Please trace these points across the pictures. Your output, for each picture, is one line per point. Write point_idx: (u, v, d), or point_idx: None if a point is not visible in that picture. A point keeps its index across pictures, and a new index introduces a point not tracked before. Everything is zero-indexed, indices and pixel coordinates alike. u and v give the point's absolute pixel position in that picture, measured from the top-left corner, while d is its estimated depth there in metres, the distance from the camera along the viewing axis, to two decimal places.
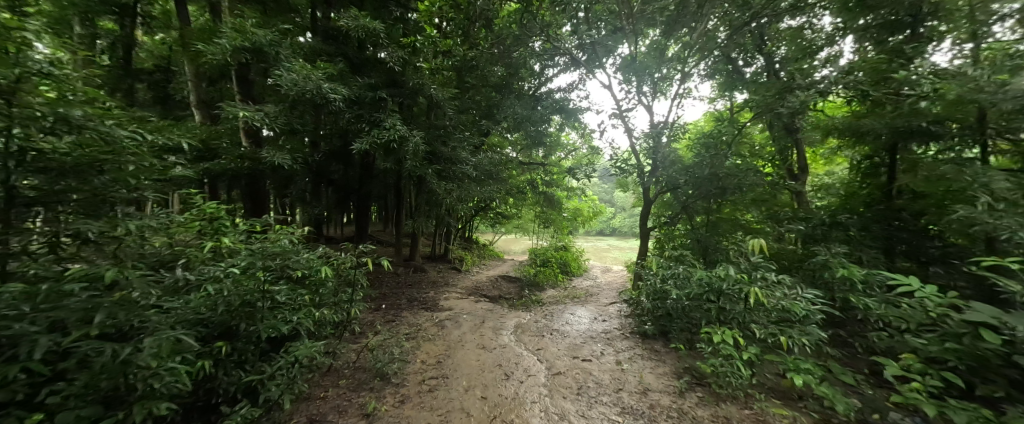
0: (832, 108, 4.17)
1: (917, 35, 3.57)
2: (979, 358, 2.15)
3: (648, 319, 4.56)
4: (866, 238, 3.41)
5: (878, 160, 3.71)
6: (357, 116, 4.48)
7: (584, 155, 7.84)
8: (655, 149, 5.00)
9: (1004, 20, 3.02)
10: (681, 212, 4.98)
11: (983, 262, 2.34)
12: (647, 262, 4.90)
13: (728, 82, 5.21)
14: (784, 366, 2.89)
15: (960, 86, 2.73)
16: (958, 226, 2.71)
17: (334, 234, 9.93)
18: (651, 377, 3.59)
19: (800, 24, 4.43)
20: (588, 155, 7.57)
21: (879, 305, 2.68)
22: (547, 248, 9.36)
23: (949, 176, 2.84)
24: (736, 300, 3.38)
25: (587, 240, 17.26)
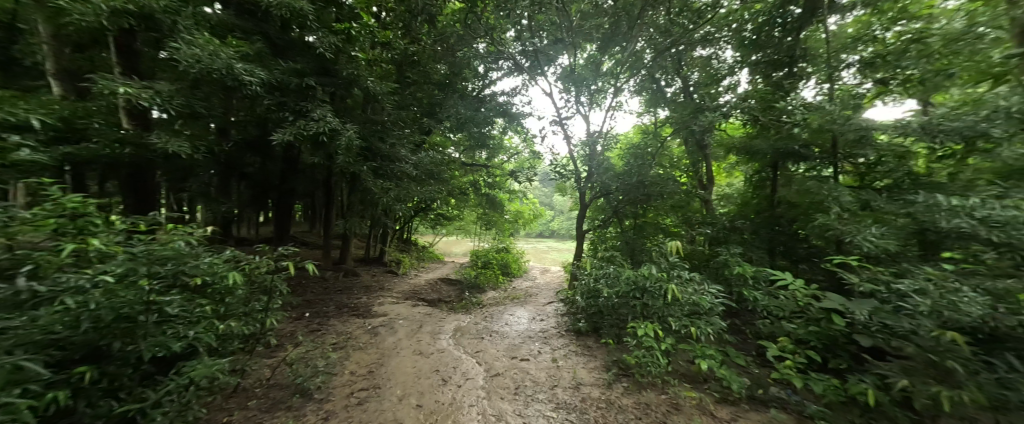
0: (732, 129, 4.84)
1: (792, 73, 4.33)
2: (832, 337, 2.69)
3: (582, 317, 4.89)
4: (756, 240, 4.07)
5: (764, 174, 4.37)
6: (280, 103, 4.02)
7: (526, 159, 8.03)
8: (591, 157, 5.33)
9: (849, 67, 3.80)
10: (612, 216, 5.30)
11: (838, 260, 2.91)
12: (582, 263, 5.18)
13: (653, 99, 5.65)
14: (694, 353, 3.29)
15: (821, 117, 3.39)
16: (820, 231, 3.35)
17: (248, 235, 8.77)
18: (583, 371, 3.81)
19: (708, 54, 5.07)
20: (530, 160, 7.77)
21: (764, 297, 3.18)
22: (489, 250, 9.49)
23: (812, 190, 3.49)
24: (657, 296, 3.72)
25: (527, 243, 17.70)
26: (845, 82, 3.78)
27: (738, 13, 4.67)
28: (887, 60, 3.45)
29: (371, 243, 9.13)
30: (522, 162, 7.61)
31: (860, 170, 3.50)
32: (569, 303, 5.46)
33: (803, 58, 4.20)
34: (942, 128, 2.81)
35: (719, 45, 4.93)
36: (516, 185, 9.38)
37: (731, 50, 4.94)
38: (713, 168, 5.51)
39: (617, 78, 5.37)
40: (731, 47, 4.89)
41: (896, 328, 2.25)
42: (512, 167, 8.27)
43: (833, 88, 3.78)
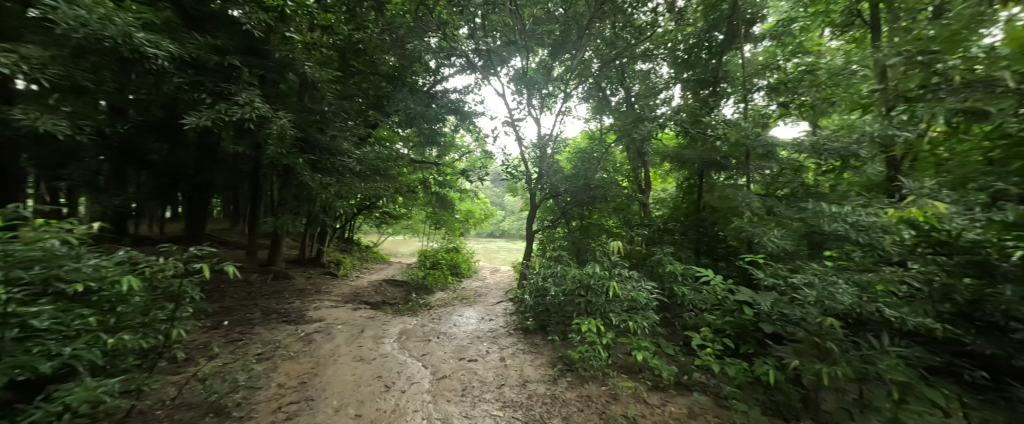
0: (667, 139, 5.29)
1: (716, 92, 4.85)
2: (742, 325, 3.07)
3: (530, 315, 5.01)
4: (684, 240, 4.50)
5: (692, 181, 4.86)
6: (195, 82, 3.51)
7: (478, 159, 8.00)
8: (541, 159, 5.48)
9: (760, 91, 4.35)
10: (560, 217, 5.50)
11: (751, 258, 3.31)
12: (531, 262, 5.29)
13: (599, 106, 5.93)
14: (631, 346, 3.53)
15: (738, 133, 3.86)
16: (735, 233, 3.80)
17: (149, 233, 7.46)
18: (530, 368, 3.89)
19: (648, 68, 5.50)
20: (482, 160, 7.76)
21: (690, 292, 3.52)
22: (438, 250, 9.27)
23: (729, 197, 3.96)
24: (600, 293, 3.92)
25: (477, 243, 17.62)
26: (756, 103, 4.32)
27: (673, 34, 5.15)
28: (787, 87, 4.02)
29: (307, 243, 8.41)
30: (474, 161, 7.55)
31: (767, 180, 3.97)
32: (517, 301, 5.55)
33: (724, 79, 4.73)
34: (827, 147, 3.32)
35: (657, 61, 5.38)
36: (467, 184, 9.27)
37: (666, 66, 5.40)
38: (650, 174, 5.95)
39: (567, 84, 5.58)
40: (666, 64, 5.33)
41: (791, 316, 2.63)
42: (464, 166, 8.17)
43: (747, 108, 4.30)
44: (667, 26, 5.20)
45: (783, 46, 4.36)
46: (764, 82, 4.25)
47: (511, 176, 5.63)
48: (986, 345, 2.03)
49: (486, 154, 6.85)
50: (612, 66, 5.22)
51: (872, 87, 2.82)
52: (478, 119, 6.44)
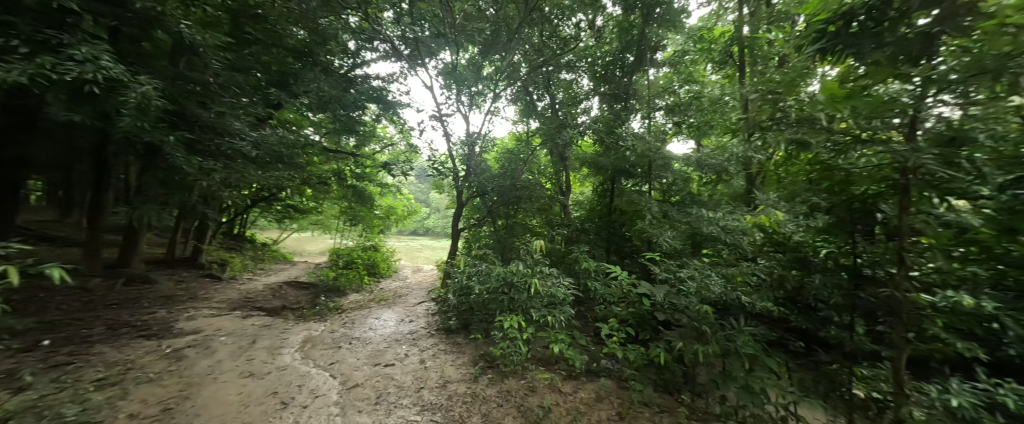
0: (585, 146, 5.66)
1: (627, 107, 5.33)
2: (641, 314, 3.48)
3: (452, 314, 4.97)
4: (598, 240, 4.92)
5: (605, 186, 5.29)
6: (2, 22, 2.55)
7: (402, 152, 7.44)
8: (469, 157, 5.45)
9: (661, 110, 4.94)
10: (486, 215, 5.56)
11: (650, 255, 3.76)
12: (455, 261, 5.22)
13: (527, 109, 6.12)
14: (549, 339, 3.71)
15: (644, 146, 4.38)
16: (639, 234, 4.29)
17: None
18: (451, 368, 3.84)
19: (570, 78, 5.85)
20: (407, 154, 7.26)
21: (601, 287, 3.88)
22: (353, 249, 8.51)
23: (635, 202, 4.47)
24: (522, 290, 4.04)
25: (399, 241, 16.71)
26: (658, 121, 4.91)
27: (592, 50, 5.59)
28: (680, 109, 4.70)
29: (176, 240, 7.00)
30: (397, 154, 7.13)
31: (664, 188, 4.61)
32: (440, 301, 5.44)
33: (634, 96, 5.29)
34: (708, 163, 4.04)
35: (578, 73, 5.78)
36: (388, 179, 8.72)
37: (587, 79, 5.79)
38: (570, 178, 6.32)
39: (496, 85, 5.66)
40: (587, 77, 5.75)
41: (678, 306, 3.07)
42: (386, 158, 7.65)
43: (650, 124, 4.86)
44: (588, 42, 5.61)
45: (676, 74, 5.17)
46: (664, 102, 4.86)
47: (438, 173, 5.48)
48: (802, 321, 2.66)
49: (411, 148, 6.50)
50: (539, 72, 5.50)
51: (739, 116, 3.44)
52: (403, 111, 6.09)
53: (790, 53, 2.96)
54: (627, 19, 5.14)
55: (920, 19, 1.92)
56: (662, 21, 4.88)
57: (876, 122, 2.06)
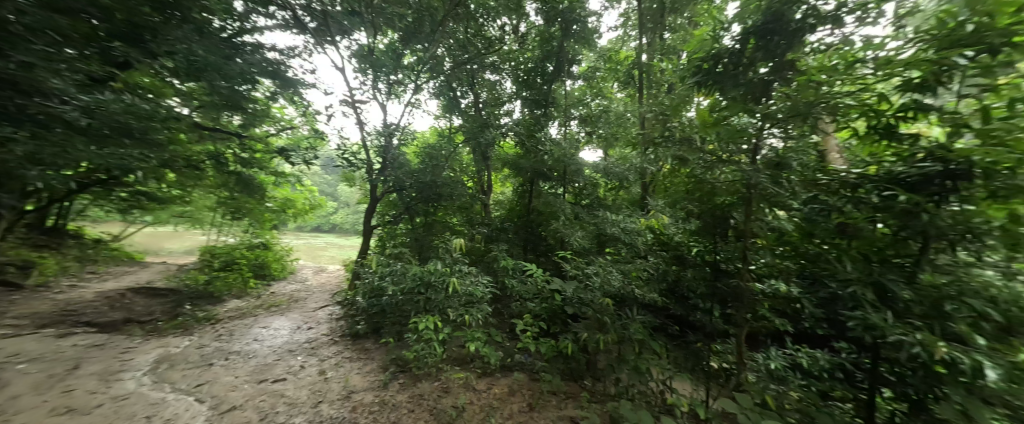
0: (506, 147, 5.60)
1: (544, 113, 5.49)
2: (553, 309, 3.71)
3: (361, 318, 4.60)
4: (516, 239, 5.07)
5: (523, 188, 5.36)
6: None
7: (304, 138, 6.29)
8: (385, 149, 5.10)
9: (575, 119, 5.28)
10: (404, 212, 5.33)
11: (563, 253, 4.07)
12: (367, 261, 4.82)
13: (449, 105, 5.85)
14: (465, 338, 3.67)
15: (560, 151, 4.70)
16: (553, 234, 4.57)
17: None
18: (357, 378, 3.55)
19: (495, 79, 5.78)
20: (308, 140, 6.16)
21: (517, 284, 4.05)
22: (237, 249, 7.52)
23: (550, 204, 4.79)
24: (439, 290, 3.90)
25: (298, 238, 14.75)
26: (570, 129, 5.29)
27: (516, 53, 5.72)
28: (593, 119, 5.13)
29: None
30: (298, 140, 6.22)
31: (577, 192, 5.01)
32: (346, 305, 4.97)
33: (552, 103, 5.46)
34: (613, 171, 4.58)
35: (501, 76, 5.77)
36: (287, 168, 7.62)
37: (510, 83, 5.83)
38: (492, 178, 6.02)
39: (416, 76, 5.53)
40: (510, 80, 5.78)
41: (584, 299, 3.35)
42: (283, 143, 6.61)
43: (564, 132, 5.20)
44: (512, 46, 5.76)
45: (590, 88, 5.65)
46: (578, 112, 5.24)
47: (348, 164, 5.00)
48: (677, 308, 3.17)
49: (315, 134, 5.75)
50: (462, 70, 5.53)
51: (638, 132, 3.93)
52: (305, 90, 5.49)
53: (676, 81, 3.47)
54: (548, 30, 5.43)
55: (761, 68, 2.64)
56: (578, 37, 5.27)
57: (732, 146, 2.63)
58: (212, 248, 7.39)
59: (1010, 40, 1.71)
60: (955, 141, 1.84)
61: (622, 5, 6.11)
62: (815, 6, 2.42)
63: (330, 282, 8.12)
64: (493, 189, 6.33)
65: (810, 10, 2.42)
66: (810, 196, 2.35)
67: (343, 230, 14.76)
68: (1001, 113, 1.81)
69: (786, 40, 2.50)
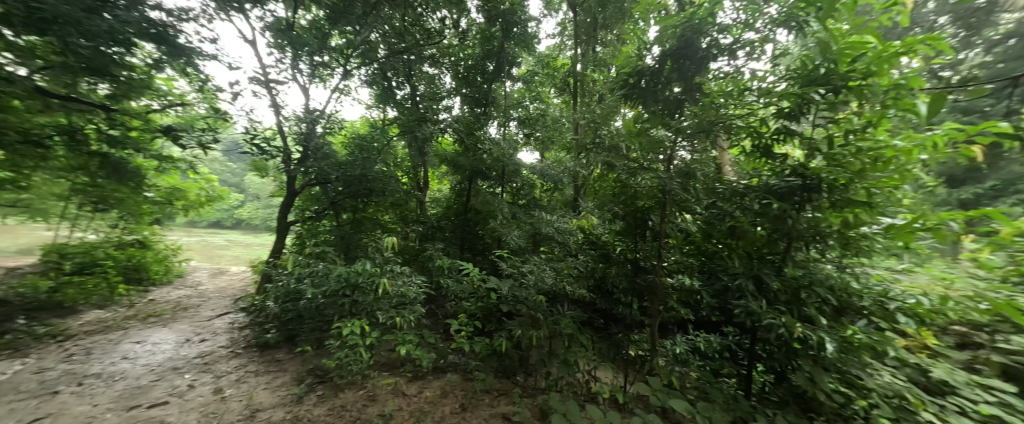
0: (444, 143, 5.50)
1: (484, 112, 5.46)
2: (489, 308, 3.71)
3: (273, 325, 4.10)
4: (453, 237, 5.00)
5: (461, 186, 5.31)
6: None
7: (197, 118, 5.31)
8: (308, 136, 4.56)
9: (514, 120, 5.38)
10: (327, 207, 4.86)
11: (500, 252, 4.11)
12: (280, 262, 4.28)
13: (383, 96, 5.56)
14: (396, 342, 3.47)
15: (499, 150, 4.72)
16: (490, 233, 4.61)
17: None
18: (264, 394, 3.15)
19: (433, 73, 5.58)
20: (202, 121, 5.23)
21: (453, 283, 3.99)
22: (100, 247, 6.28)
23: (487, 202, 4.80)
24: (368, 291, 3.62)
25: (190, 235, 12.54)
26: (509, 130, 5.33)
27: (456, 48, 5.59)
28: (532, 121, 5.27)
29: None
30: (190, 120, 5.23)
31: (514, 192, 5.11)
32: (252, 312, 4.37)
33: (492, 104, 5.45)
34: (548, 173, 4.75)
35: (440, 70, 5.60)
36: (176, 151, 6.40)
37: (449, 79, 5.65)
38: (428, 174, 5.88)
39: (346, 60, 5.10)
40: (450, 75, 5.62)
41: (519, 297, 3.40)
42: (171, 121, 5.53)
43: (504, 132, 5.23)
44: (452, 41, 5.63)
45: (528, 91, 5.79)
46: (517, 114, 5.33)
47: (257, 152, 4.36)
48: (602, 302, 3.42)
49: (215, 114, 4.88)
50: (399, 60, 5.22)
51: (572, 136, 4.14)
52: (202, 62, 4.50)
53: (605, 92, 3.72)
54: (488, 29, 5.43)
55: (674, 87, 2.99)
56: (518, 39, 5.36)
57: (652, 155, 2.85)
58: (57, 247, 5.75)
59: (847, 83, 2.24)
60: (812, 159, 2.39)
61: (560, 14, 6.41)
62: (718, 38, 2.79)
63: (232, 287, 7.07)
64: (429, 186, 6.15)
65: (715, 41, 2.78)
66: (710, 202, 2.72)
67: (251, 226, 12.94)
68: (840, 140, 2.36)
69: (695, 65, 2.87)
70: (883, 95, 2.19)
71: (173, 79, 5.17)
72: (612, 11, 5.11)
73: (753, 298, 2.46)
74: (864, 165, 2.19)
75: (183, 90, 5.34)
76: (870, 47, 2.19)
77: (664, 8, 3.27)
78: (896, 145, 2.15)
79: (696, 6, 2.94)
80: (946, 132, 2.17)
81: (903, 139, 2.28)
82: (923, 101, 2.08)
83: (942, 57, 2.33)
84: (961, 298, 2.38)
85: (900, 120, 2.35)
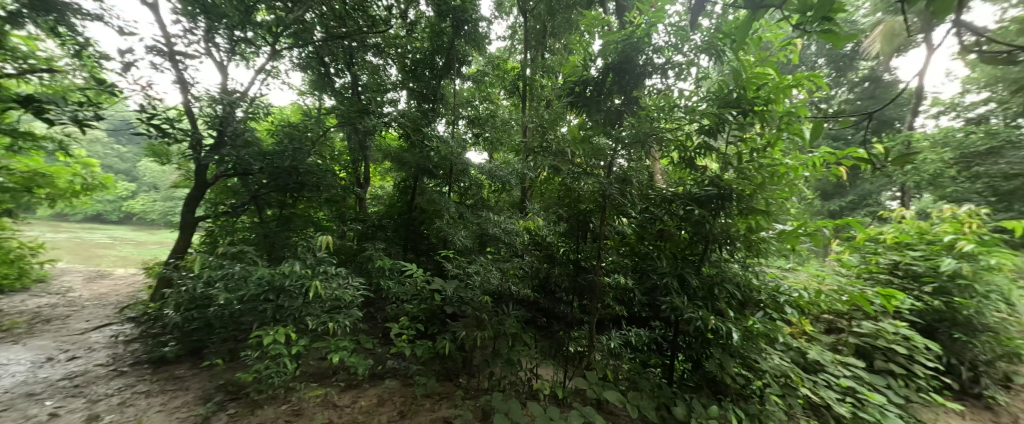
0: (389, 138, 5.26)
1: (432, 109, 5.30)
2: (432, 310, 3.58)
3: (172, 337, 3.53)
4: (395, 237, 4.79)
5: (407, 183, 5.14)
6: None
7: (71, 90, 4.34)
8: (224, 120, 3.98)
9: (463, 119, 5.32)
10: (248, 201, 4.29)
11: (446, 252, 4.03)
12: (184, 263, 3.68)
13: (319, 83, 5.16)
14: (327, 349, 3.18)
15: (447, 149, 4.63)
16: (436, 233, 4.51)
17: None
18: (157, 418, 2.69)
19: (378, 63, 5.25)
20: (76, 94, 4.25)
21: (394, 285, 3.80)
22: None
23: (434, 201, 4.66)
24: (296, 295, 3.28)
25: (56, 230, 10.19)
26: (457, 128, 5.23)
27: (404, 40, 5.35)
28: (483, 121, 5.27)
29: None
30: (61, 90, 4.25)
31: (461, 192, 5.08)
32: (142, 323, 3.68)
33: (442, 102, 5.29)
34: (497, 174, 4.75)
35: (386, 61, 5.27)
36: (38, 127, 5.21)
37: (395, 71, 5.39)
38: (369, 169, 5.62)
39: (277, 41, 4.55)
40: (395, 67, 5.36)
41: (464, 298, 3.34)
42: (31, 90, 4.45)
43: (451, 130, 5.15)
44: (398, 32, 5.38)
45: (477, 91, 5.76)
46: (465, 114, 5.26)
47: (154, 134, 3.58)
48: (546, 302, 3.37)
49: (97, 85, 3.92)
50: (338, 46, 4.80)
51: (520, 139, 4.21)
52: (82, 21, 3.74)
53: (552, 98, 3.82)
54: (438, 24, 5.29)
55: (613, 99, 3.21)
56: (468, 38, 5.32)
57: (593, 160, 3.03)
58: None
59: (752, 108, 2.61)
60: (726, 172, 2.73)
61: (511, 18, 6.51)
62: (652, 57, 3.03)
63: (115, 293, 5.90)
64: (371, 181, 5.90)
65: (650, 59, 3.03)
66: (644, 207, 2.95)
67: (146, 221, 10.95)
68: (747, 156, 2.73)
69: (633, 80, 3.10)
70: (779, 120, 2.59)
71: (38, 39, 4.19)
72: (561, 21, 5.38)
73: (677, 295, 2.72)
74: (764, 179, 2.57)
75: (51, 53, 4.34)
76: (770, 78, 2.57)
77: (607, 24, 3.48)
78: (786, 164, 2.56)
79: (635, 25, 3.14)
80: (822, 155, 2.61)
81: (792, 159, 2.71)
82: (807, 127, 2.50)
83: (820, 93, 2.80)
84: (830, 291, 2.91)
85: (791, 143, 2.79)
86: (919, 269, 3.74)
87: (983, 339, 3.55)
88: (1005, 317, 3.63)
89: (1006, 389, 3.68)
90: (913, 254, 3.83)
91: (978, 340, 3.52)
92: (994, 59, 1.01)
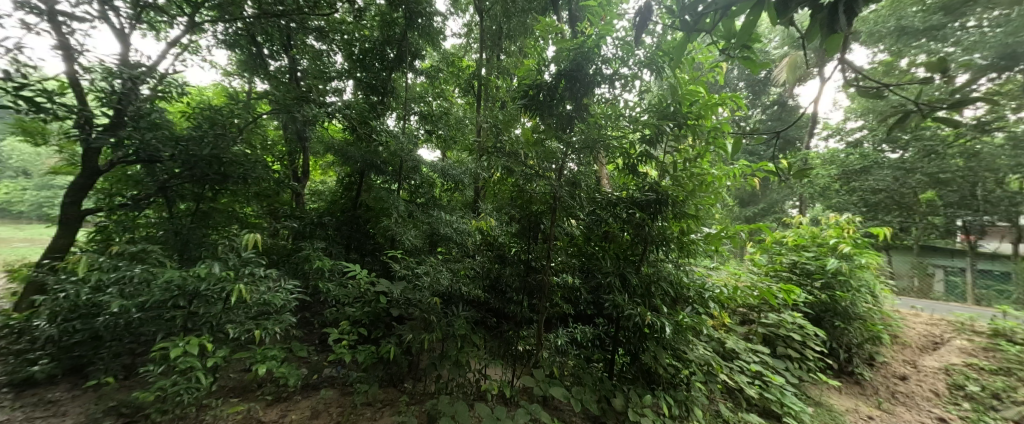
0: (331, 129, 4.94)
1: (382, 102, 5.08)
2: (376, 314, 3.38)
3: (44, 354, 2.91)
4: (336, 235, 4.50)
5: (351, 179, 4.87)
6: None
7: None
8: (123, 97, 3.35)
9: (415, 115, 5.18)
10: (154, 194, 3.64)
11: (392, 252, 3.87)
12: (63, 263, 3.05)
13: (248, 64, 4.54)
14: (251, 359, 2.85)
15: (398, 144, 4.47)
16: (382, 232, 4.32)
17: None
18: None
19: (321, 48, 4.92)
20: None
21: (334, 288, 3.54)
22: None
23: (381, 198, 4.46)
24: (214, 300, 2.88)
25: None
26: (407, 123, 5.06)
27: (351, 26, 5.03)
28: (436, 117, 5.15)
29: None
30: None
31: (411, 190, 4.93)
32: (1, 338, 2.99)
33: (391, 94, 5.12)
34: (450, 173, 4.68)
35: (331, 47, 4.94)
36: None
37: (340, 59, 5.10)
38: (307, 162, 5.31)
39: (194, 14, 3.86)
40: (341, 54, 5.04)
41: (411, 300, 3.20)
42: None
43: (400, 125, 4.98)
44: (345, 17, 5.05)
45: (431, 86, 5.63)
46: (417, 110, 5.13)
47: (25, 108, 2.90)
48: (495, 301, 3.29)
49: None
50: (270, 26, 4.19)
51: (473, 138, 4.18)
52: None
53: (507, 99, 3.83)
54: (389, 13, 5.06)
55: (563, 105, 3.33)
56: (422, 31, 5.20)
57: (545, 163, 3.05)
58: None
59: (686, 121, 2.87)
60: (663, 178, 2.96)
61: (467, 16, 6.47)
62: (601, 68, 3.20)
63: None
64: (309, 175, 5.59)
65: (599, 69, 3.18)
66: (591, 209, 3.11)
67: None
68: (681, 164, 2.99)
69: (583, 87, 3.24)
70: (707, 134, 2.89)
71: None
72: (516, 24, 5.49)
73: (620, 293, 2.87)
74: (694, 186, 2.84)
75: None
76: (701, 95, 2.86)
77: (560, 32, 3.59)
78: (713, 173, 2.86)
79: (586, 35, 3.28)
80: (741, 167, 2.97)
81: (717, 169, 3.03)
82: (730, 141, 2.81)
83: (741, 111, 3.15)
84: (744, 288, 3.29)
85: (716, 155, 3.12)
86: (812, 267, 4.40)
87: (856, 326, 4.29)
88: (871, 307, 4.43)
89: (870, 366, 4.48)
90: (808, 255, 4.50)
91: (852, 327, 4.23)
92: (866, 93, 1.21)
